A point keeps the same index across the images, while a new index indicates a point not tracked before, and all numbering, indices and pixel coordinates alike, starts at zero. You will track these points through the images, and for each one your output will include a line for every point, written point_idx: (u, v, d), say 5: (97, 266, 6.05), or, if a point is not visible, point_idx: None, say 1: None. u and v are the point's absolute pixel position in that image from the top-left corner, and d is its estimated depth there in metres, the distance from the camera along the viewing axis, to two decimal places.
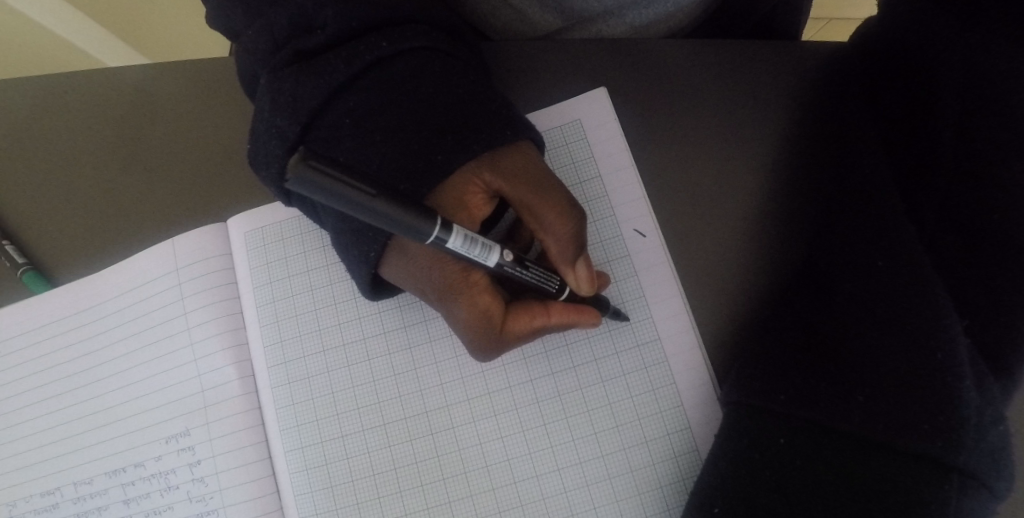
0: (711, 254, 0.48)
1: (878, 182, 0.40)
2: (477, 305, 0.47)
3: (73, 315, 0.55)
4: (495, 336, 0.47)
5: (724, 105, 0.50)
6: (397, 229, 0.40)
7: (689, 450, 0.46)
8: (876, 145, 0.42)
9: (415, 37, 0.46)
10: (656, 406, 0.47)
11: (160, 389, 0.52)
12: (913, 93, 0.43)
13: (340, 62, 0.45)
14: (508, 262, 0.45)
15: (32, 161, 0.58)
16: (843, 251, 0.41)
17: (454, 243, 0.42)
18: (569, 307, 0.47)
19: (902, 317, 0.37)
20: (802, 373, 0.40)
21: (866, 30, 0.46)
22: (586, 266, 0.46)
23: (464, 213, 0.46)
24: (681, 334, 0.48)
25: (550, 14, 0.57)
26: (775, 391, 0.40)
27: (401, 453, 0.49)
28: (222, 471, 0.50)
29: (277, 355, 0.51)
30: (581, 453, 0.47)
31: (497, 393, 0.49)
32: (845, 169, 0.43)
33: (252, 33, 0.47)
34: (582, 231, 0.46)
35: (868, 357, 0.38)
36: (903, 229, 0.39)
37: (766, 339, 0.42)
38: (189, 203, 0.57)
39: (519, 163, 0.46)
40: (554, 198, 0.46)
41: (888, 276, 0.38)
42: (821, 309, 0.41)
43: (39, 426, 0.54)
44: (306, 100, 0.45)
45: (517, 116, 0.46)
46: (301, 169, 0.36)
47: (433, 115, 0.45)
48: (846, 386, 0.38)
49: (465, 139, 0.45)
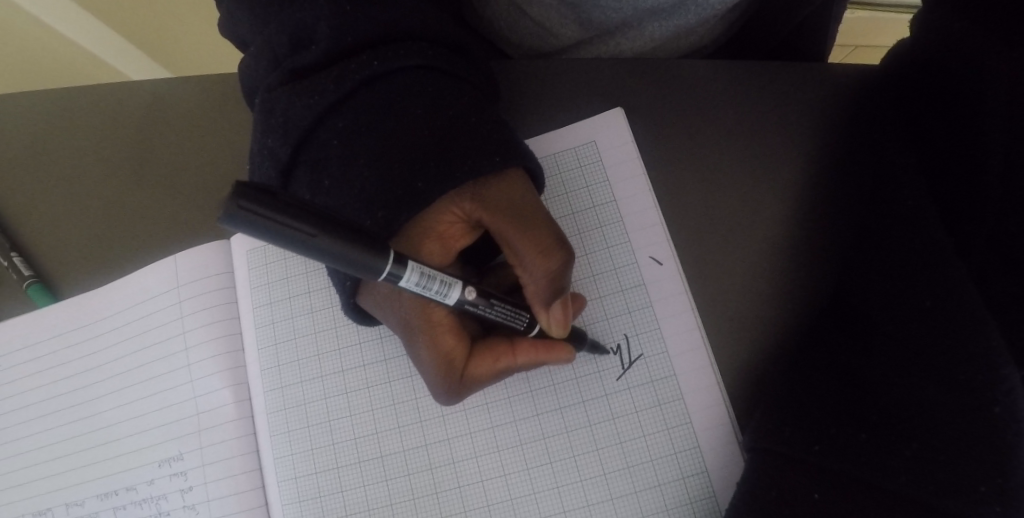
0: (732, 284, 0.45)
1: (924, 214, 0.37)
2: (439, 346, 0.45)
3: (72, 330, 0.53)
4: (457, 379, 0.45)
5: (743, 127, 0.48)
6: (345, 267, 0.37)
7: (706, 496, 0.43)
8: (916, 172, 0.39)
9: (408, 55, 0.44)
10: (671, 447, 0.44)
11: (154, 410, 0.51)
12: (955, 116, 0.39)
13: (329, 81, 0.44)
14: (470, 300, 0.43)
15: (43, 172, 0.58)
16: (879, 287, 0.37)
17: (409, 281, 0.39)
18: (537, 347, 0.45)
19: (953, 367, 0.34)
20: (836, 421, 0.36)
21: (900, 50, 0.43)
22: (560, 309, 0.43)
23: (438, 245, 0.45)
24: (700, 370, 0.44)
25: (568, 26, 0.56)
26: (808, 440, 0.36)
27: (398, 487, 0.46)
28: (213, 499, 0.48)
29: (275, 379, 0.49)
30: (590, 495, 0.44)
31: (500, 427, 0.46)
32: (881, 196, 0.39)
33: (256, 49, 0.47)
34: (563, 272, 0.44)
35: (914, 406, 0.35)
36: (951, 267, 0.35)
37: (794, 383, 0.38)
38: (196, 218, 0.56)
39: (500, 193, 0.44)
40: (536, 235, 0.43)
41: (935, 319, 0.35)
42: (856, 352, 0.37)
43: (34, 443, 0.53)
44: (297, 119, 0.44)
45: (513, 139, 0.44)
46: (231, 207, 0.33)
47: (418, 138, 0.43)
48: (888, 439, 0.35)
49: (450, 164, 0.43)
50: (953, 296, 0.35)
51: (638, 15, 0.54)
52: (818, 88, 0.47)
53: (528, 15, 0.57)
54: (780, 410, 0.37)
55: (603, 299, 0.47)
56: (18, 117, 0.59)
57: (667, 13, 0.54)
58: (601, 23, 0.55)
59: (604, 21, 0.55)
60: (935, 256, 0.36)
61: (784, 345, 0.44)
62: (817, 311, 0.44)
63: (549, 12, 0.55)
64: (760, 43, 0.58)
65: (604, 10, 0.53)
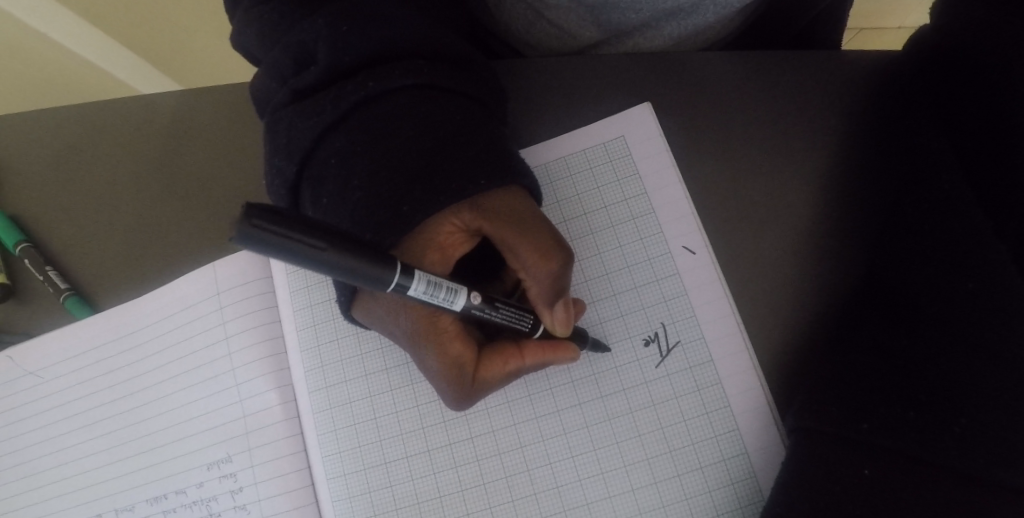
0: (764, 271, 0.47)
1: (959, 200, 0.39)
2: (449, 353, 0.45)
3: (112, 340, 0.54)
4: (469, 384, 0.45)
5: (765, 121, 0.49)
6: (354, 278, 0.37)
7: (747, 476, 0.44)
8: (950, 160, 0.40)
9: (404, 74, 0.43)
10: (711, 430, 0.45)
11: (201, 414, 0.52)
12: (983, 99, 0.40)
13: (326, 103, 0.43)
14: (476, 305, 0.42)
15: (71, 186, 0.59)
16: (919, 271, 0.39)
17: (416, 289, 0.39)
18: (544, 347, 0.45)
19: (998, 345, 0.35)
20: (884, 400, 0.37)
21: (923, 38, 0.45)
22: (563, 310, 0.43)
23: (437, 255, 0.43)
24: (737, 353, 0.46)
25: (586, 28, 0.57)
26: (858, 420, 0.38)
27: (446, 480, 0.48)
28: (264, 498, 0.49)
29: (319, 380, 0.50)
30: (634, 480, 0.45)
31: (544, 417, 0.47)
32: (918, 183, 0.41)
33: (264, 71, 0.47)
34: (564, 274, 0.43)
35: (963, 383, 0.36)
36: (990, 247, 0.37)
37: (838, 368, 0.40)
38: (224, 227, 0.57)
39: (499, 201, 0.43)
40: (537, 238, 0.43)
41: (976, 300, 0.36)
42: (901, 336, 0.39)
43: (81, 452, 0.54)
44: (299, 140, 0.44)
45: (506, 155, 0.43)
46: (242, 228, 0.33)
47: (408, 161, 0.42)
48: (938, 415, 0.36)
49: (434, 189, 0.42)
50: (993, 276, 0.36)
51: (656, 16, 0.55)
52: (839, 78, 0.49)
53: (547, 18, 0.58)
54: (827, 392, 0.39)
55: (638, 289, 0.48)
56: (44, 132, 0.60)
57: (683, 12, 0.55)
58: (620, 24, 0.56)
59: (622, 22, 0.56)
60: (977, 240, 0.37)
61: (818, 326, 0.45)
62: (850, 291, 0.45)
63: (567, 14, 0.57)
64: (775, 33, 0.60)
65: (624, 13, 0.54)
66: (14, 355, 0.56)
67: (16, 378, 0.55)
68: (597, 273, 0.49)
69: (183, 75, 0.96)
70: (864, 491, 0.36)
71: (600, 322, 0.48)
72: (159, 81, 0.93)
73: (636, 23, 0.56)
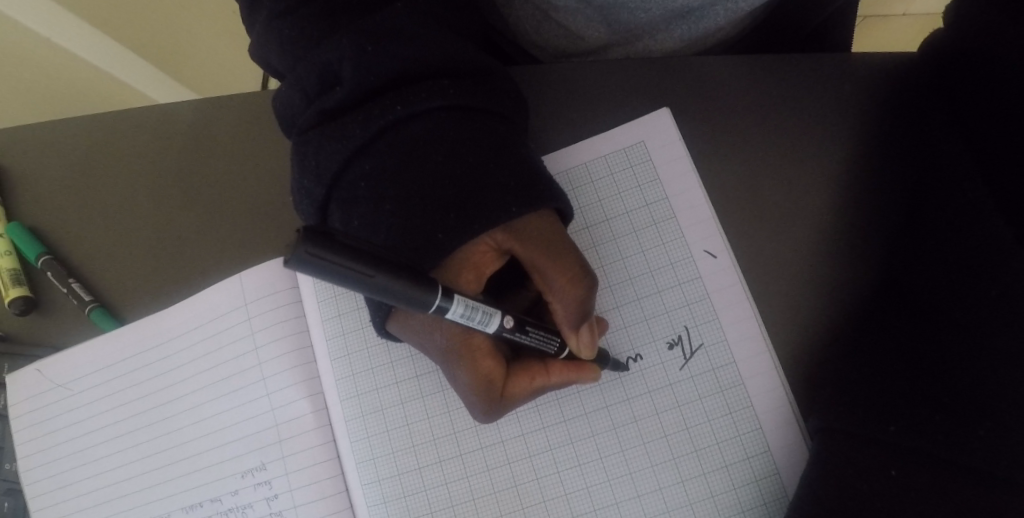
0: (783, 275, 0.48)
1: (979, 209, 0.40)
2: (479, 368, 0.46)
3: (140, 352, 0.55)
4: (495, 397, 0.46)
5: (779, 127, 0.50)
6: (399, 301, 0.39)
7: (771, 473, 0.46)
8: (971, 169, 0.42)
9: (430, 97, 0.43)
10: (736, 429, 0.47)
11: (234, 424, 0.53)
12: (997, 109, 0.41)
13: (354, 127, 0.43)
14: (508, 328, 0.44)
15: (91, 199, 0.60)
16: (943, 281, 0.41)
17: (454, 313, 0.40)
18: (570, 366, 0.46)
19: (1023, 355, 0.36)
20: (910, 404, 0.39)
21: (939, 43, 0.45)
22: (588, 333, 0.44)
23: (470, 274, 0.45)
24: (760, 355, 0.47)
25: (595, 28, 0.57)
26: (883, 422, 0.39)
27: (479, 483, 0.49)
28: (300, 504, 0.51)
29: (350, 388, 0.51)
30: (661, 479, 0.47)
31: (573, 420, 0.49)
32: (942, 194, 0.43)
33: (286, 91, 0.47)
34: (591, 298, 0.44)
35: (985, 389, 0.37)
36: (1012, 256, 0.38)
37: (864, 368, 0.42)
38: (244, 239, 0.57)
39: (532, 225, 0.44)
40: (566, 264, 0.44)
41: (1000, 309, 0.38)
42: (926, 340, 0.40)
43: (112, 463, 0.54)
44: (328, 162, 0.44)
45: (537, 178, 0.43)
46: (296, 252, 0.35)
47: (439, 188, 0.43)
48: (962, 420, 0.38)
49: (467, 216, 0.42)
50: (1015, 286, 0.37)
51: (665, 17, 0.55)
52: (854, 82, 0.50)
53: (558, 21, 0.58)
54: (850, 394, 0.41)
55: (662, 293, 0.49)
56: (61, 144, 0.61)
57: (694, 16, 0.56)
58: (630, 25, 0.56)
59: (636, 24, 0.56)
60: (996, 249, 0.38)
61: (837, 327, 0.47)
62: (868, 293, 0.47)
63: (577, 16, 0.57)
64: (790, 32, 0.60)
65: (635, 13, 0.55)
66: (41, 367, 0.56)
67: (44, 391, 0.56)
68: (621, 278, 0.50)
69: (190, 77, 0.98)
70: (889, 490, 0.38)
71: (625, 327, 0.49)
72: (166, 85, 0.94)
73: (644, 24, 0.56)
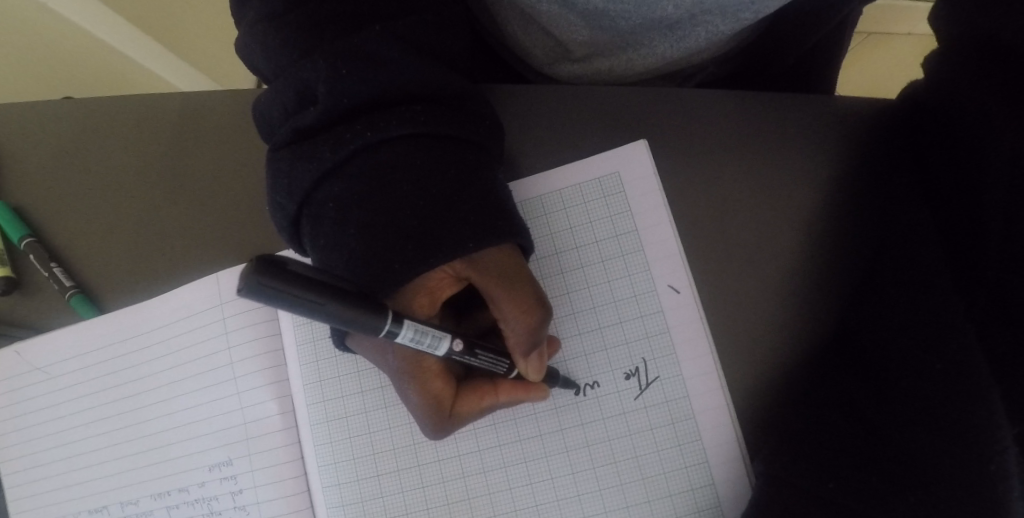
0: (742, 314, 0.50)
1: (933, 279, 0.42)
2: (429, 388, 0.48)
3: (118, 343, 0.57)
4: (445, 415, 0.49)
5: (750, 164, 0.51)
6: (346, 326, 0.41)
7: (713, 504, 0.48)
8: (930, 238, 0.43)
9: (401, 124, 0.44)
10: (682, 461, 0.48)
11: (204, 419, 0.55)
12: (963, 185, 0.43)
13: (326, 149, 0.44)
14: (457, 351, 0.46)
15: (74, 183, 0.61)
16: (895, 344, 0.42)
17: (404, 336, 0.42)
18: (518, 386, 0.49)
19: (959, 427, 0.39)
20: (850, 465, 0.41)
21: (916, 102, 0.46)
22: (538, 358, 0.46)
23: (426, 299, 0.46)
24: (711, 392, 0.49)
25: (578, 32, 0.56)
26: (823, 478, 0.41)
27: (434, 493, 0.51)
28: (263, 500, 0.53)
29: (317, 394, 0.53)
30: (607, 503, 0.49)
31: (529, 440, 0.50)
32: (897, 254, 0.44)
33: (264, 102, 0.48)
34: (543, 327, 0.46)
35: (925, 458, 0.40)
36: (961, 333, 0.40)
37: (808, 420, 0.43)
38: (222, 234, 0.58)
39: (490, 255, 0.46)
40: (521, 294, 0.46)
41: (946, 380, 0.40)
42: (872, 400, 0.42)
43: (86, 446, 0.57)
44: (299, 182, 0.45)
45: (500, 213, 0.45)
46: (250, 279, 0.36)
47: (401, 217, 0.44)
48: (900, 485, 0.40)
49: (425, 248, 0.43)
50: (962, 361, 0.40)
51: (648, 32, 0.55)
52: (829, 123, 0.50)
53: (543, 27, 0.58)
54: (796, 446, 0.43)
55: (623, 323, 0.51)
56: (49, 127, 0.61)
57: (678, 33, 0.56)
58: (612, 33, 0.56)
59: (620, 37, 0.56)
60: (949, 322, 0.41)
61: (790, 369, 0.48)
62: (822, 339, 0.48)
63: (563, 27, 0.57)
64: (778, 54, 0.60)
65: (616, 22, 0.54)
66: (21, 349, 0.58)
67: (23, 373, 0.58)
68: (585, 306, 0.51)
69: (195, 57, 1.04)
70: None
71: (585, 354, 0.51)
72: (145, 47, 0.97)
73: (626, 33, 0.56)
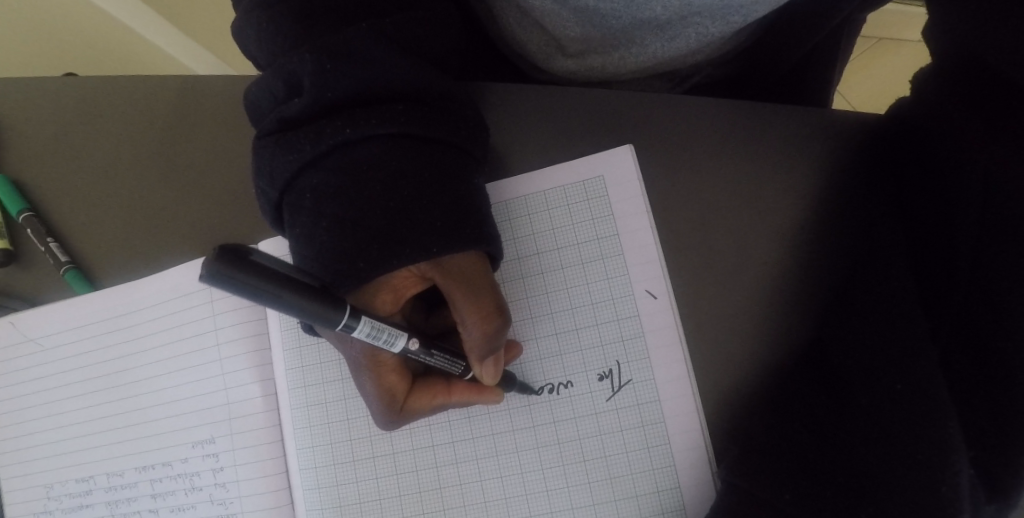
0: (717, 321, 0.50)
1: (902, 299, 0.42)
2: (384, 382, 0.50)
3: (108, 319, 0.59)
4: (397, 408, 0.51)
5: (732, 171, 0.51)
6: (307, 316, 0.42)
7: (677, 507, 0.49)
8: (901, 259, 0.43)
9: (382, 123, 0.46)
10: (650, 463, 0.49)
11: (189, 398, 0.57)
12: (937, 204, 0.44)
13: (307, 141, 0.46)
14: (413, 349, 0.48)
15: (71, 160, 0.62)
16: (861, 360, 0.43)
17: (361, 332, 0.44)
18: (471, 388, 0.51)
19: (914, 448, 0.40)
20: (808, 478, 0.42)
21: (900, 119, 0.47)
22: (492, 364, 0.48)
23: (389, 296, 0.48)
24: (682, 397, 0.49)
25: (570, 27, 0.56)
26: (781, 489, 0.42)
27: (406, 481, 0.53)
28: (243, 479, 0.55)
29: (298, 379, 0.55)
30: (574, 500, 0.50)
31: (501, 434, 0.52)
32: (864, 270, 0.45)
33: (254, 90, 0.49)
34: (500, 336, 0.48)
35: (879, 476, 0.41)
36: (925, 356, 0.41)
37: (772, 430, 0.44)
38: (213, 216, 0.59)
39: (456, 260, 0.48)
40: (480, 301, 0.47)
41: (907, 402, 0.41)
42: (832, 415, 0.43)
43: (75, 418, 0.59)
44: (281, 171, 0.47)
45: (469, 219, 0.47)
46: (210, 269, 0.37)
47: (371, 217, 0.45)
48: (852, 500, 0.41)
49: (390, 250, 0.45)
50: (922, 383, 0.40)
51: (639, 31, 0.55)
52: (815, 134, 0.50)
53: (537, 21, 0.58)
54: (760, 454, 0.44)
55: (599, 325, 0.51)
56: (51, 104, 0.63)
57: (669, 33, 0.56)
58: (604, 31, 0.56)
59: (611, 35, 0.56)
60: (914, 344, 0.41)
61: (762, 379, 0.49)
62: (795, 351, 0.48)
63: (555, 22, 0.57)
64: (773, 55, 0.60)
65: (607, 19, 0.55)
66: (15, 321, 0.60)
67: (17, 343, 0.60)
68: (563, 307, 0.52)
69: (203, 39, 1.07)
70: None
71: (560, 354, 0.52)
72: (155, 24, 1.00)
73: (618, 31, 0.56)
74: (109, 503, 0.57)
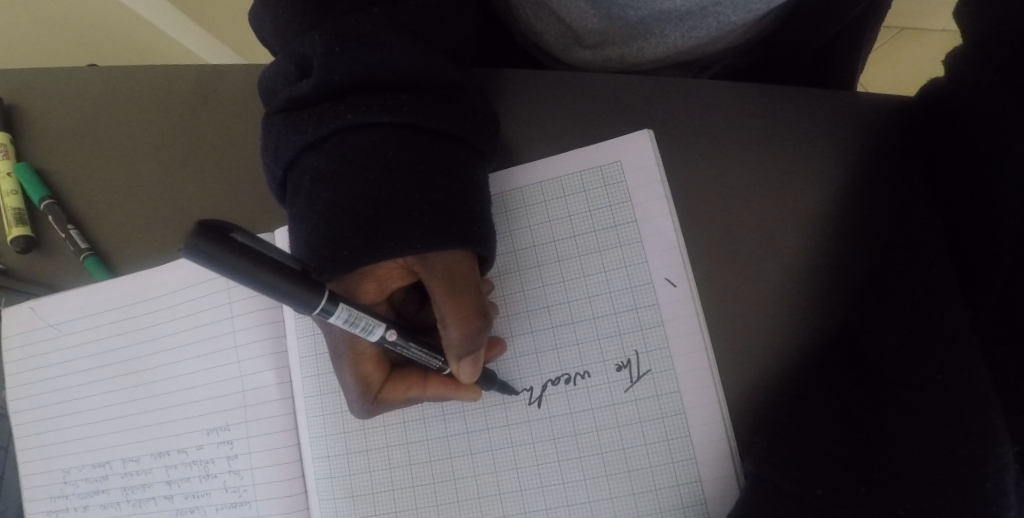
0: (739, 311, 0.48)
1: (939, 286, 0.40)
2: (361, 370, 0.50)
3: (127, 305, 0.59)
4: (371, 398, 0.50)
5: (753, 158, 0.50)
6: (284, 299, 0.41)
7: (698, 502, 0.47)
8: (940, 245, 0.42)
9: (382, 110, 0.45)
10: (670, 455, 0.48)
11: (204, 385, 0.57)
12: (980, 189, 0.42)
13: (309, 123, 0.46)
14: (390, 339, 0.48)
15: (91, 147, 0.62)
16: (897, 350, 0.41)
17: (338, 317, 0.44)
18: (446, 383, 0.50)
19: (956, 441, 0.38)
20: (841, 471, 0.40)
21: (936, 101, 0.45)
22: (469, 364, 0.46)
23: (373, 286, 0.48)
24: (704, 389, 0.47)
25: (589, 18, 0.55)
26: (813, 484, 0.40)
27: (420, 473, 0.52)
28: (256, 467, 0.55)
29: (311, 367, 0.54)
30: (591, 492, 0.49)
31: (517, 424, 0.50)
32: (903, 256, 0.43)
33: (267, 73, 0.49)
34: (479, 337, 0.46)
35: (917, 469, 0.39)
36: (967, 344, 0.39)
37: (803, 422, 0.43)
38: (226, 204, 0.59)
39: (444, 256, 0.47)
40: (461, 303, 0.46)
41: (948, 392, 0.39)
42: (867, 406, 0.41)
43: (94, 403, 0.59)
44: (286, 149, 0.47)
45: (461, 216, 0.46)
46: (191, 241, 0.37)
47: (360, 205, 0.45)
48: (887, 494, 0.39)
49: (375, 239, 0.44)
50: (963, 372, 0.39)
51: (660, 21, 0.55)
52: (843, 120, 0.48)
53: (555, 11, 0.57)
54: (790, 446, 0.42)
55: (617, 314, 0.50)
56: (74, 93, 0.63)
57: (689, 22, 0.55)
58: (622, 21, 0.55)
59: (629, 24, 0.55)
60: (953, 333, 0.39)
61: (788, 371, 0.47)
62: (823, 343, 0.47)
63: (573, 11, 0.56)
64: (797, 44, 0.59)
65: (626, 9, 0.53)
66: (35, 306, 0.61)
67: (38, 329, 0.60)
68: (579, 295, 0.51)
69: (218, 33, 1.08)
70: None
71: (576, 343, 0.50)
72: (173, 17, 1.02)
73: (637, 21, 0.55)
74: (124, 488, 0.57)
